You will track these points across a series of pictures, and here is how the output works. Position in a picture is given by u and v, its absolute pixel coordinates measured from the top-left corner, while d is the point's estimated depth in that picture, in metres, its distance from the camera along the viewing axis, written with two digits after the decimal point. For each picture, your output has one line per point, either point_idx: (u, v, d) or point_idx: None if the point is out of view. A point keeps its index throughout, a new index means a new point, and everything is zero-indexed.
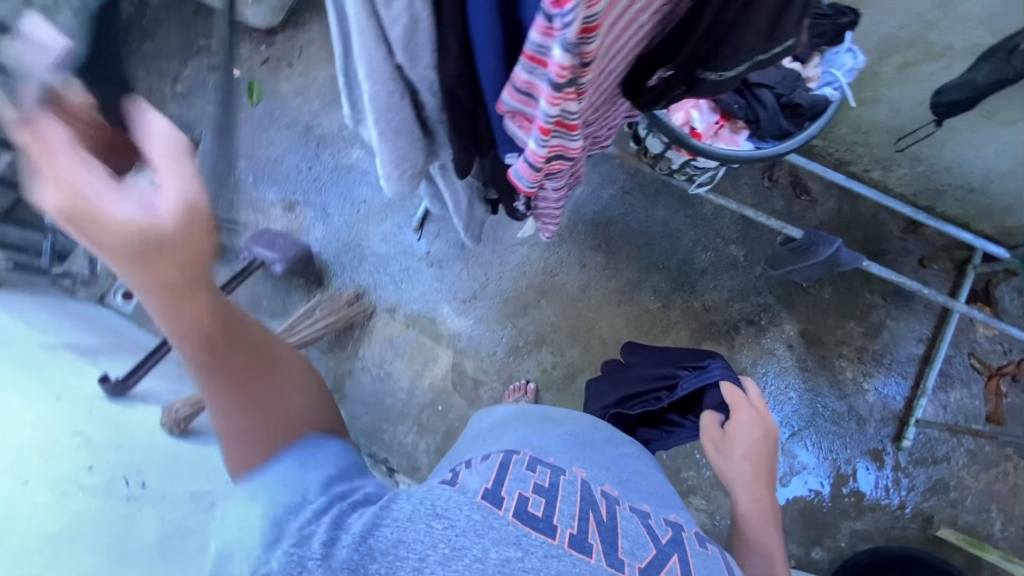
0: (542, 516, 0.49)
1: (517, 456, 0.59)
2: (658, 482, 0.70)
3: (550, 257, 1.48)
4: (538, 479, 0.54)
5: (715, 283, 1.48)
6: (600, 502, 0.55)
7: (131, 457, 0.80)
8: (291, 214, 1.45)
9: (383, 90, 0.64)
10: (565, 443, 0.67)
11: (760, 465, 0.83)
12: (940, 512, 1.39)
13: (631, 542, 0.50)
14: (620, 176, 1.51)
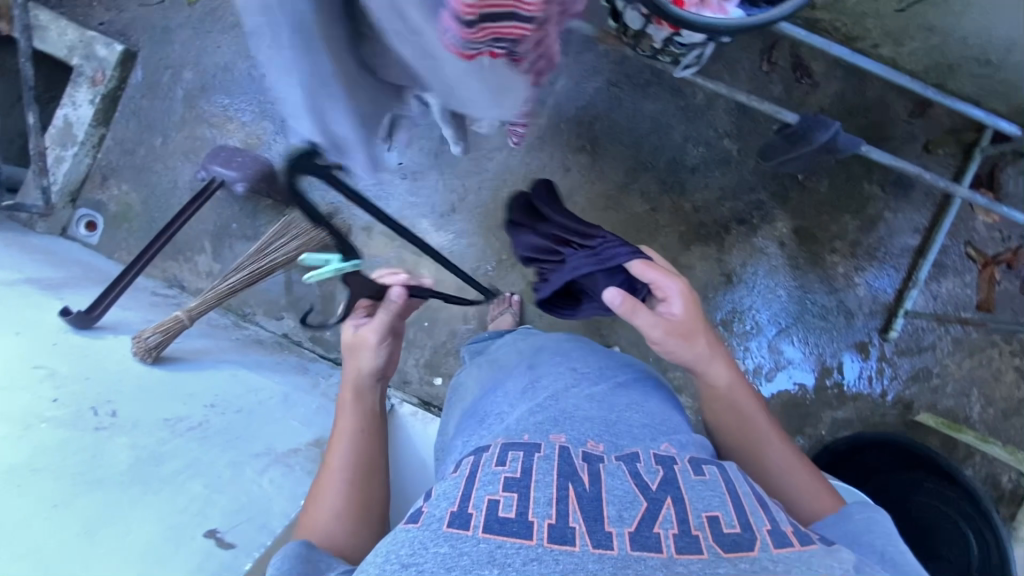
0: (515, 519, 0.56)
1: (491, 451, 0.66)
2: (657, 411, 0.75)
3: (530, 162, 1.40)
4: (509, 473, 0.61)
5: (707, 181, 1.40)
6: (581, 469, 0.62)
7: (100, 387, 0.83)
8: (249, 128, 1.34)
9: None
10: (553, 404, 0.73)
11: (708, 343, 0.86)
12: (921, 398, 1.42)
13: (619, 506, 0.58)
14: (605, 66, 1.38)
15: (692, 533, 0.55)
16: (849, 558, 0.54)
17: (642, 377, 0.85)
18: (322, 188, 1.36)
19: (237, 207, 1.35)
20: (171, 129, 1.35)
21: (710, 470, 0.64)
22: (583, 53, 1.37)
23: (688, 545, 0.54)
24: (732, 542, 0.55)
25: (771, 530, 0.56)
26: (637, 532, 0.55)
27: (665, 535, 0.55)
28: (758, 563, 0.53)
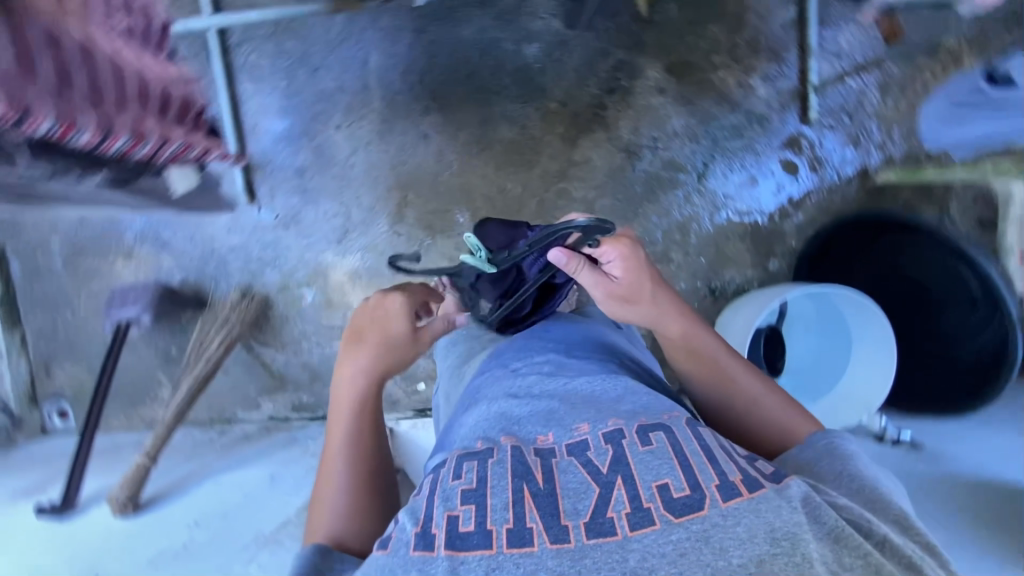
0: (473, 532, 0.44)
1: (444, 466, 0.52)
2: (606, 375, 0.61)
3: (389, 148, 1.35)
4: (462, 485, 0.48)
5: (559, 71, 1.33)
6: (534, 465, 0.49)
7: (86, 555, 1.03)
8: (133, 260, 1.36)
9: None
10: (502, 402, 0.59)
11: (659, 298, 0.76)
12: (873, 161, 1.33)
13: (571, 498, 0.46)
14: (405, 18, 1.30)
15: (645, 507, 0.44)
16: (799, 494, 0.44)
17: (580, 349, 0.71)
18: (225, 276, 1.38)
19: (166, 334, 1.38)
20: (74, 298, 1.38)
21: (659, 429, 0.50)
22: (378, 17, 1.30)
23: (644, 521, 0.43)
24: (682, 506, 0.43)
25: (721, 482, 0.45)
26: (594, 519, 0.44)
27: (619, 516, 0.44)
28: (711, 524, 0.42)
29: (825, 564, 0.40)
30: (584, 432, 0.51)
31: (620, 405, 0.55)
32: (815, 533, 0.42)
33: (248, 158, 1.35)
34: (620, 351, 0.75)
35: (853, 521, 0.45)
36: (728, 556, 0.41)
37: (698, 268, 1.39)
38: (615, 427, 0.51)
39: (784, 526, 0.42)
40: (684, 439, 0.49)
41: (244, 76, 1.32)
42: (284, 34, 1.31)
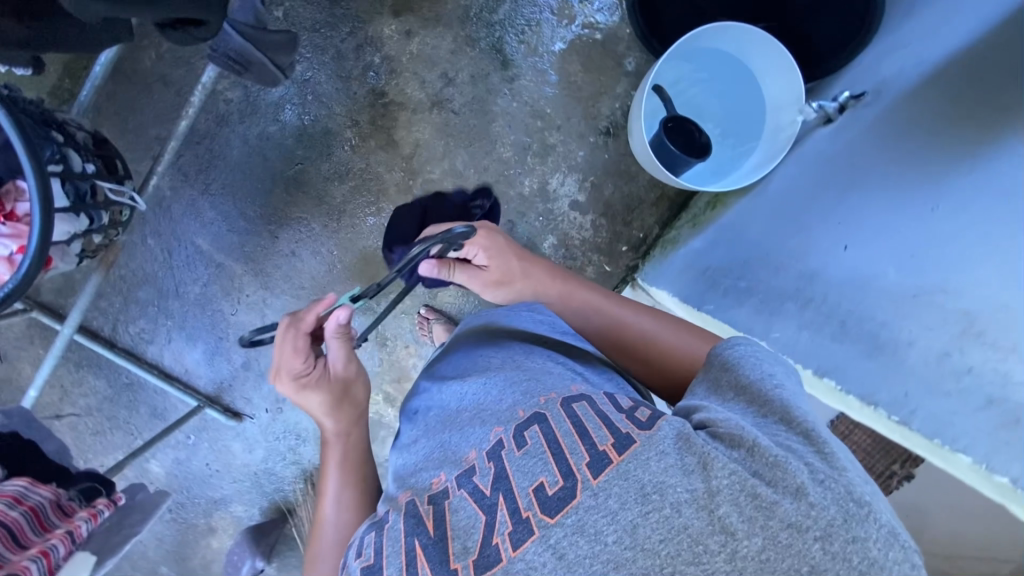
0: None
1: (353, 543, 0.56)
2: (484, 379, 0.63)
3: (281, 287, 1.36)
4: (363, 564, 0.51)
5: (326, 104, 1.28)
6: (426, 515, 0.50)
7: None
8: (216, 531, 1.47)
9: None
10: (405, 455, 0.64)
11: (534, 272, 0.79)
12: None
13: (462, 536, 0.47)
14: (191, 191, 1.31)
15: (524, 518, 0.45)
16: (670, 434, 0.45)
17: (465, 355, 0.72)
18: (281, 481, 1.47)
19: (290, 553, 1.48)
20: None
21: (534, 424, 0.51)
22: (174, 211, 1.32)
23: (523, 535, 0.44)
24: (558, 501, 0.45)
25: (592, 457, 0.46)
26: (481, 554, 0.45)
27: (503, 538, 0.45)
28: (586, 508, 0.43)
29: (693, 498, 0.41)
30: (471, 459, 0.53)
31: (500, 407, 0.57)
32: (683, 467, 0.43)
33: (206, 393, 1.40)
34: (499, 332, 0.73)
35: (726, 434, 0.46)
36: (604, 536, 0.42)
37: (579, 127, 1.31)
38: (497, 440, 0.53)
39: (652, 481, 0.43)
40: (558, 424, 0.50)
41: (142, 346, 1.37)
42: (134, 291, 1.35)
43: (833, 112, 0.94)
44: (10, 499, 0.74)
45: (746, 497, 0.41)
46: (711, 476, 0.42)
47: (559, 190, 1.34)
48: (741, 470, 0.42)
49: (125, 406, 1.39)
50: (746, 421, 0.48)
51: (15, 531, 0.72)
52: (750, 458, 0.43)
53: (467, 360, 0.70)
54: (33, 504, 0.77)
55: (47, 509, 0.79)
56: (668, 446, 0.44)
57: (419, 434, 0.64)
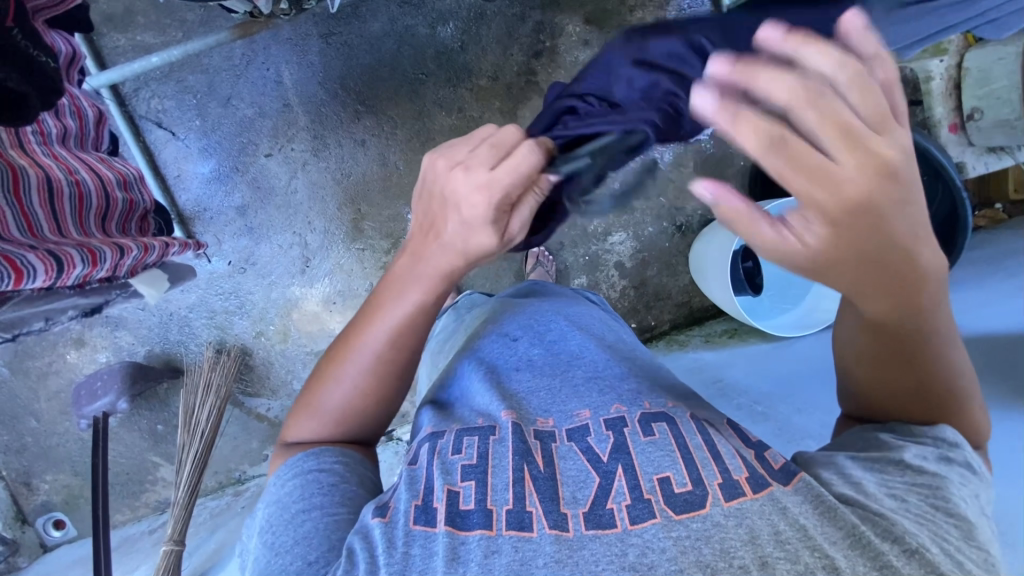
0: (473, 510, 0.49)
1: (445, 437, 0.58)
2: (607, 356, 0.66)
3: (329, 164, 1.29)
4: (464, 461, 0.53)
5: (481, 45, 1.29)
6: (535, 448, 0.53)
7: None
8: (84, 347, 1.27)
9: (63, 196, 0.67)
10: (501, 379, 0.65)
11: (885, 281, 0.41)
12: None
13: (572, 486, 0.50)
14: (308, 26, 1.23)
15: (645, 499, 0.47)
16: (808, 496, 0.47)
17: (586, 322, 0.73)
18: (193, 338, 1.31)
19: (147, 412, 1.31)
20: (33, 403, 1.27)
21: (662, 420, 0.55)
22: (279, 32, 1.22)
23: (644, 514, 0.46)
24: (684, 502, 0.47)
25: (724, 480, 0.48)
26: (593, 510, 0.47)
27: (619, 507, 0.47)
28: (712, 522, 0.45)
29: (829, 566, 0.42)
30: (584, 418, 0.56)
31: (621, 387, 0.61)
32: (826, 536, 0.44)
33: (181, 210, 1.26)
34: (611, 327, 0.77)
35: (879, 525, 0.45)
36: (731, 557, 0.43)
37: (662, 209, 1.40)
38: (618, 415, 0.56)
39: (788, 529, 0.44)
40: (689, 434, 0.53)
41: (151, 124, 1.22)
42: (183, 71, 1.21)
43: None
44: (120, 180, 0.81)
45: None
46: (860, 561, 0.42)
47: (614, 246, 1.41)
48: (898, 565, 0.42)
49: None
50: (910, 515, 0.46)
51: (104, 213, 0.76)
52: (907, 558, 0.43)
53: (594, 326, 0.74)
54: (132, 199, 0.84)
55: (137, 212, 0.86)
56: (805, 510, 0.46)
57: (520, 366, 0.66)
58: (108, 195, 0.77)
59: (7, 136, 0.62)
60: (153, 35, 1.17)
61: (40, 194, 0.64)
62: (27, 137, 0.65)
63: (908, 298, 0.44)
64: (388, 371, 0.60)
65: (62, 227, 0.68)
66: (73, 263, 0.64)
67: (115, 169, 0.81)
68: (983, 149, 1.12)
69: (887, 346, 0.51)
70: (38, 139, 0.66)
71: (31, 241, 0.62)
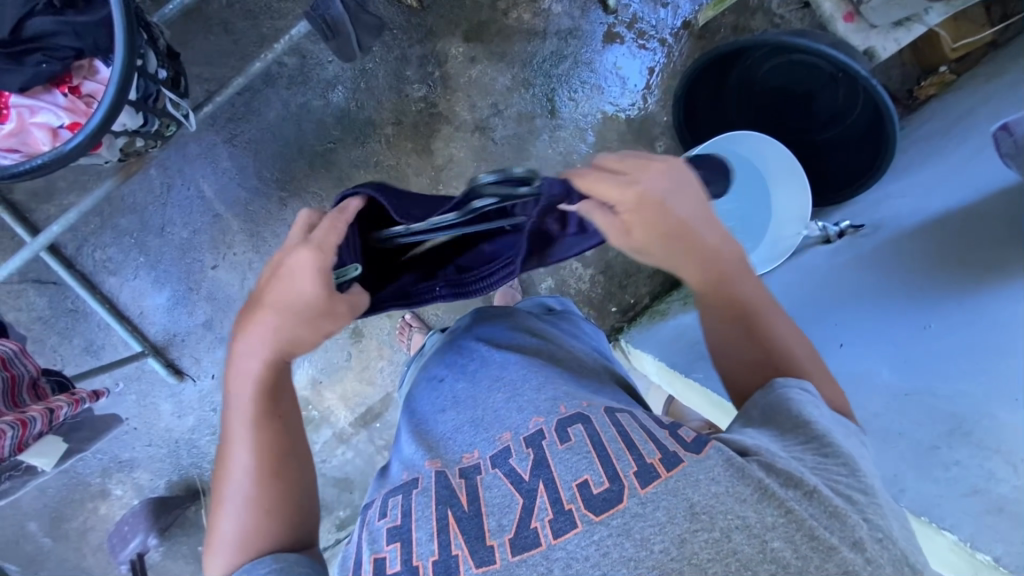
0: (400, 571, 0.47)
1: (373, 506, 0.55)
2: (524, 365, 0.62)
3: (272, 256, 1.32)
4: (389, 524, 0.51)
5: (375, 96, 1.31)
6: (459, 487, 0.51)
7: None
8: (109, 497, 1.33)
9: None
10: (426, 426, 0.62)
11: (693, 256, 0.62)
12: (686, 9, 1.34)
13: (498, 513, 0.48)
14: (211, 136, 1.28)
15: (567, 510, 0.46)
16: (719, 461, 0.46)
17: (506, 335, 0.70)
18: (203, 457, 1.35)
19: (185, 537, 1.36)
20: (81, 561, 1.34)
21: (578, 422, 0.52)
22: (186, 150, 1.27)
23: (566, 526, 0.45)
24: (603, 502, 0.45)
25: (639, 468, 0.47)
26: (518, 534, 0.46)
27: (543, 524, 0.46)
28: (631, 515, 0.44)
29: (742, 527, 0.43)
30: (506, 440, 0.53)
31: (538, 398, 0.56)
32: (737, 494, 0.44)
33: (154, 342, 1.31)
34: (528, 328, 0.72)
35: (787, 474, 0.46)
36: (651, 543, 0.43)
37: None
38: (537, 428, 0.53)
39: (703, 499, 0.44)
40: (603, 428, 0.51)
41: (102, 274, 1.28)
42: (113, 216, 1.27)
43: (834, 235, 1.10)
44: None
45: (802, 536, 0.42)
46: (768, 511, 0.43)
47: None
48: (802, 510, 0.44)
49: (58, 332, 1.28)
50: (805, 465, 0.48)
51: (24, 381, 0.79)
52: (808, 499, 0.45)
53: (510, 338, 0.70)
54: (16, 373, 0.77)
55: (25, 383, 0.79)
56: (717, 475, 0.45)
57: (445, 405, 0.62)
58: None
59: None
60: (76, 194, 1.24)
61: None
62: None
63: (722, 273, 0.64)
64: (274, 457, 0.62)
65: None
66: None
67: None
68: (888, 25, 1.05)
69: (733, 320, 0.65)
70: None
71: None
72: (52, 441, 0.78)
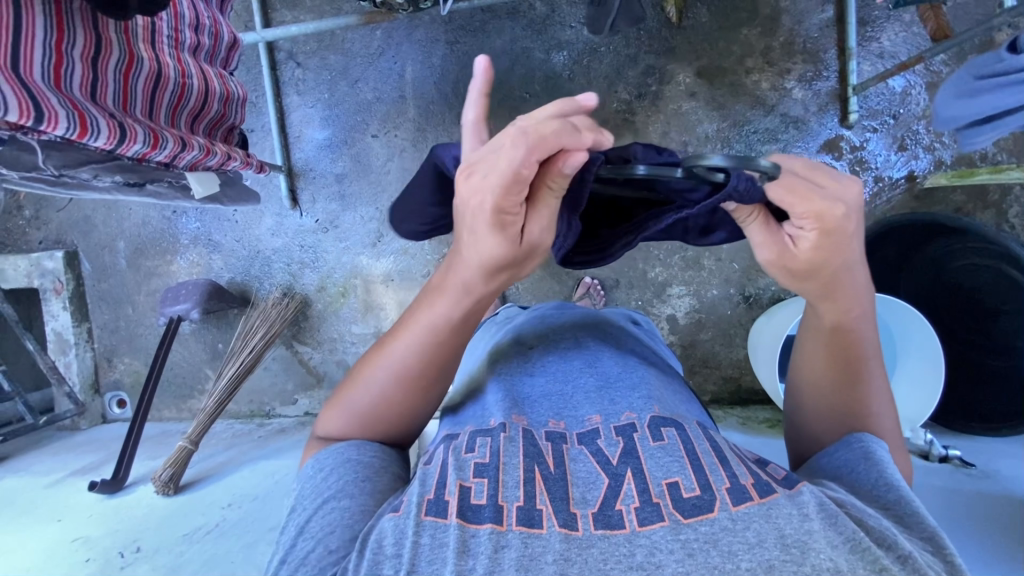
0: (485, 505, 0.46)
1: (458, 439, 0.56)
2: (621, 359, 0.64)
3: (422, 154, 1.40)
4: (477, 459, 0.51)
5: (589, 77, 1.34)
6: (546, 450, 0.52)
7: (117, 516, 0.98)
8: (187, 260, 1.48)
9: (168, 91, 0.76)
10: (512, 381, 0.63)
11: (827, 295, 0.55)
12: (922, 163, 1.26)
13: (582, 487, 0.48)
14: (439, 32, 1.36)
15: (654, 503, 0.45)
16: (813, 501, 0.45)
17: (610, 330, 0.71)
18: (269, 277, 1.47)
19: (214, 330, 1.48)
20: (134, 295, 1.50)
21: (672, 426, 0.53)
22: (413, 31, 1.37)
23: (653, 517, 0.44)
24: (692, 507, 0.45)
25: (732, 486, 0.46)
26: (601, 511, 0.46)
27: (628, 510, 0.45)
28: (720, 526, 0.43)
29: (834, 570, 0.40)
30: (595, 423, 0.55)
31: (633, 394, 0.57)
32: (828, 538, 0.42)
33: (293, 165, 1.43)
34: (608, 325, 0.73)
35: (877, 532, 0.44)
36: (737, 559, 0.41)
37: (732, 274, 1.33)
38: (628, 421, 0.54)
39: (796, 534, 0.42)
40: (696, 440, 0.52)
41: (291, 90, 1.41)
42: (327, 50, 1.39)
43: (935, 455, 0.98)
44: (224, 95, 0.87)
45: None
46: (861, 566, 0.41)
47: (671, 299, 1.36)
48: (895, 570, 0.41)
49: None
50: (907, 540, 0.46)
51: (220, 121, 0.89)
52: (901, 563, 0.43)
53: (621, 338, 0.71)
54: (225, 113, 0.89)
55: (224, 125, 0.91)
56: (813, 515, 0.44)
57: (534, 370, 0.64)
58: (208, 101, 0.83)
59: (142, 30, 0.72)
60: (312, 16, 1.37)
61: (145, 81, 0.72)
62: (160, 36, 0.75)
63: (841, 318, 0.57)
64: (424, 370, 0.59)
65: (153, 112, 0.74)
66: (133, 137, 0.67)
67: (225, 85, 0.88)
68: None
69: (839, 369, 0.60)
70: (191, 50, 0.81)
71: (116, 111, 0.68)
72: (209, 178, 0.89)
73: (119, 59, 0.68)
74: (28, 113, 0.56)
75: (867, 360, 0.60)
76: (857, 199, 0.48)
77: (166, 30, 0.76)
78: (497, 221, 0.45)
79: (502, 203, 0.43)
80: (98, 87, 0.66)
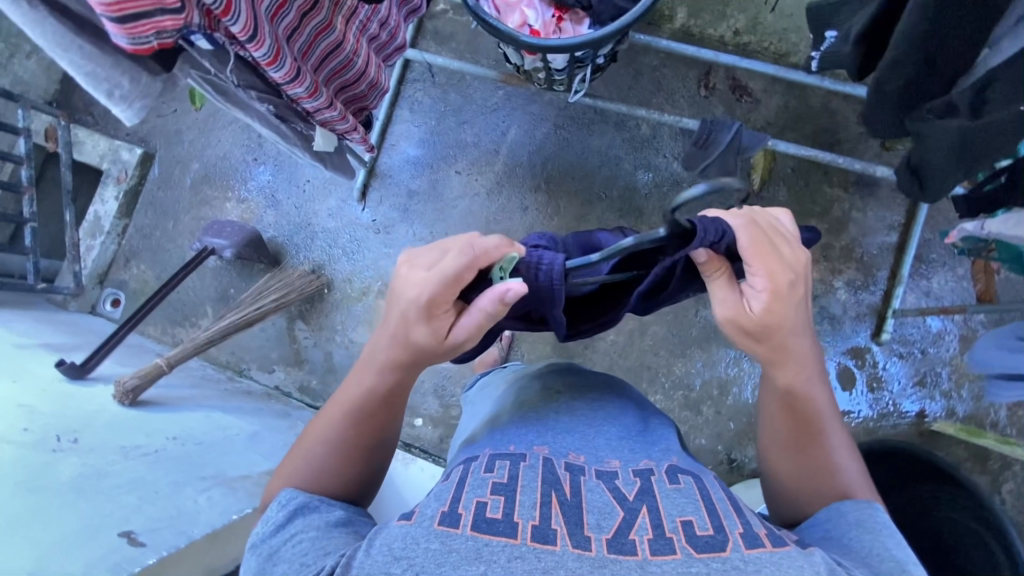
0: (500, 520, 0.47)
1: (478, 460, 0.57)
2: (640, 422, 0.65)
3: (491, 206, 1.49)
4: (495, 479, 0.52)
5: (663, 204, 1.44)
6: (563, 477, 0.52)
7: (66, 402, 0.96)
8: (244, 204, 1.55)
9: (336, 62, 0.86)
10: (534, 419, 0.63)
11: (778, 359, 0.62)
12: (935, 405, 1.29)
13: (596, 514, 0.49)
14: (551, 113, 1.49)
15: (666, 536, 0.46)
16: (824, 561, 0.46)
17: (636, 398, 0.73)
18: (307, 250, 1.52)
19: (234, 275, 1.51)
20: (181, 214, 1.56)
21: (689, 475, 0.55)
22: (530, 103, 1.50)
23: (664, 549, 0.45)
24: (705, 543, 0.46)
25: (746, 531, 0.48)
26: (615, 538, 0.46)
27: (641, 540, 0.46)
28: (732, 564, 0.44)
29: None
30: (614, 465, 0.56)
31: (653, 447, 0.60)
32: None
33: (375, 165, 1.53)
34: (629, 393, 0.74)
35: None
36: None
37: (724, 432, 1.34)
38: (646, 466, 0.56)
39: None
40: (713, 488, 0.53)
41: (405, 105, 1.54)
42: (450, 87, 1.53)
43: None
44: (375, 82, 0.98)
45: None
46: None
47: None
48: None
49: None
50: None
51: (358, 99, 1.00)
52: None
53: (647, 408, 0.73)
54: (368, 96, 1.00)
55: (362, 103, 1.02)
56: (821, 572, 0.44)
57: (558, 412, 0.64)
58: (359, 81, 0.94)
59: (347, 9, 0.83)
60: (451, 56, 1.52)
61: (326, 46, 0.82)
62: (357, 17, 0.86)
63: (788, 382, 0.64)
64: (355, 428, 0.68)
65: (319, 68, 0.84)
66: (299, 83, 0.76)
67: (379, 77, 0.99)
68: None
69: (797, 434, 0.67)
70: (369, 38, 0.93)
71: (297, 56, 0.78)
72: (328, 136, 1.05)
73: (321, 22, 0.78)
74: (247, 30, 0.65)
75: (823, 426, 0.67)
76: (798, 257, 0.56)
77: (363, 16, 0.87)
78: (432, 309, 0.59)
79: (437, 300, 0.58)
80: (294, 34, 0.76)
